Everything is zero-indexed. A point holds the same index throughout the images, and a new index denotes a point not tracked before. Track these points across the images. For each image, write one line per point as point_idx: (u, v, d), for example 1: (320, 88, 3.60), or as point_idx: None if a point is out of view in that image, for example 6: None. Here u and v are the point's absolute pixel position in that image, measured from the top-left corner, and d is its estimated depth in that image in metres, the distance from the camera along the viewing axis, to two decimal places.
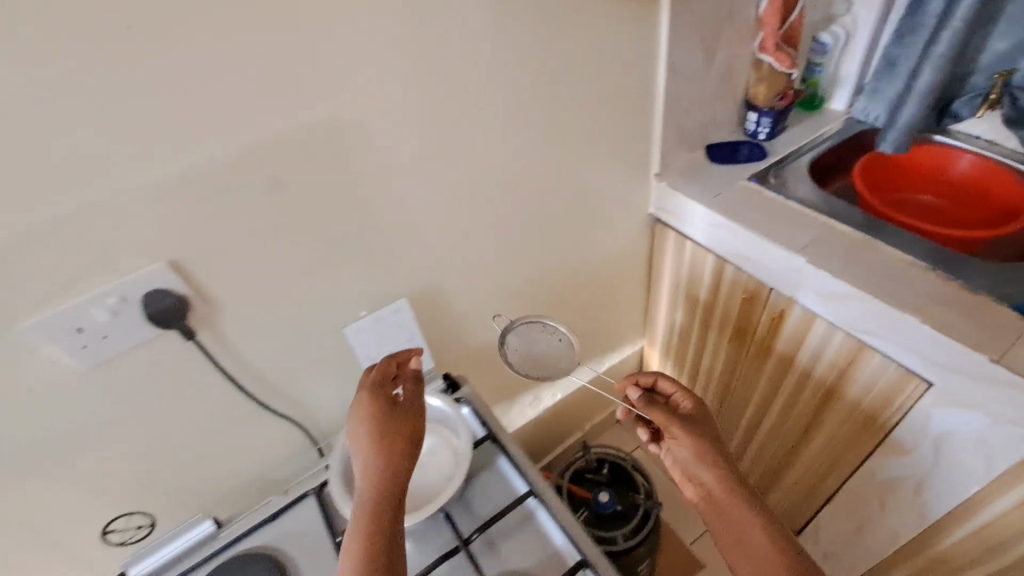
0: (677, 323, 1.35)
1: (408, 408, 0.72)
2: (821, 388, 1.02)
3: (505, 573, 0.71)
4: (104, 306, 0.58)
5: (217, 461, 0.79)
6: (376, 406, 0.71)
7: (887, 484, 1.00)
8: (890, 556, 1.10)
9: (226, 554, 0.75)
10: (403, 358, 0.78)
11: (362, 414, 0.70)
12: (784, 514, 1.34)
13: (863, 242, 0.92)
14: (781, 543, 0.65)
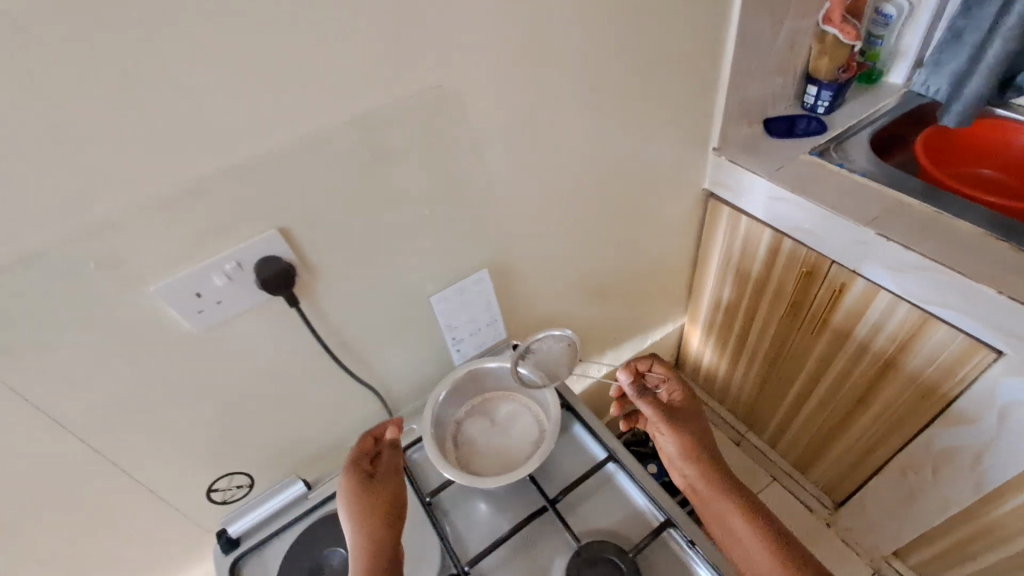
0: (725, 300, 1.35)
1: (384, 488, 0.71)
2: (878, 360, 1.03)
3: (590, 532, 0.73)
4: (222, 273, 0.61)
5: (305, 425, 0.83)
6: (354, 489, 0.70)
7: (943, 453, 1.01)
8: (939, 524, 1.13)
9: (318, 513, 0.78)
10: (379, 430, 0.77)
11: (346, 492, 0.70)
12: (828, 486, 1.37)
13: (932, 214, 0.93)
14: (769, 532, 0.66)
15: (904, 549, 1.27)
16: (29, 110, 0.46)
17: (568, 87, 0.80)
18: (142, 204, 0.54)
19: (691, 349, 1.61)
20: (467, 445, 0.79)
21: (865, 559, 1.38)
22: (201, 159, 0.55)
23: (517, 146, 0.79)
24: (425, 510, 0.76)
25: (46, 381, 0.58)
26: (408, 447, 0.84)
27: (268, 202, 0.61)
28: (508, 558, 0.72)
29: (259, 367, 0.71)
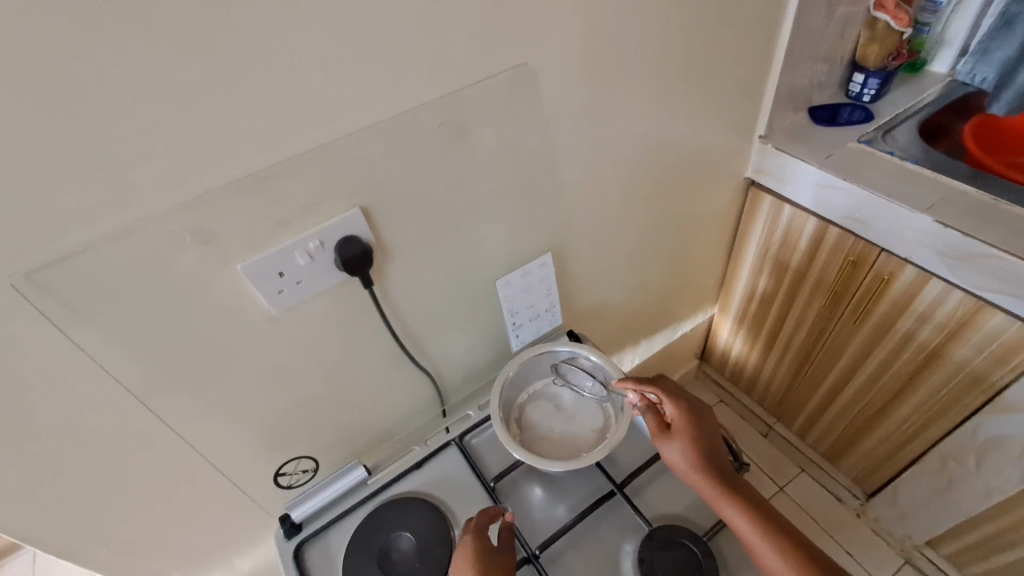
0: (761, 290, 1.34)
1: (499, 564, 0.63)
2: (923, 350, 1.03)
3: (658, 517, 0.72)
4: (305, 251, 0.61)
5: (366, 409, 0.83)
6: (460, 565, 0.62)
7: (988, 442, 1.02)
8: (978, 514, 1.13)
9: (381, 498, 0.77)
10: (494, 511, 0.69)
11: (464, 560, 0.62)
12: (860, 476, 1.38)
13: (987, 201, 0.93)
14: (786, 557, 0.61)
15: (936, 538, 1.27)
16: (139, 78, 0.44)
17: (637, 68, 0.79)
18: (235, 180, 0.53)
19: (718, 340, 1.60)
20: (530, 428, 0.79)
21: (895, 548, 1.39)
22: (294, 135, 0.54)
23: (583, 129, 0.79)
24: (490, 494, 0.74)
25: (132, 360, 0.57)
26: (465, 434, 0.83)
27: (351, 180, 0.60)
28: (578, 545, 0.71)
29: (329, 348, 0.71)
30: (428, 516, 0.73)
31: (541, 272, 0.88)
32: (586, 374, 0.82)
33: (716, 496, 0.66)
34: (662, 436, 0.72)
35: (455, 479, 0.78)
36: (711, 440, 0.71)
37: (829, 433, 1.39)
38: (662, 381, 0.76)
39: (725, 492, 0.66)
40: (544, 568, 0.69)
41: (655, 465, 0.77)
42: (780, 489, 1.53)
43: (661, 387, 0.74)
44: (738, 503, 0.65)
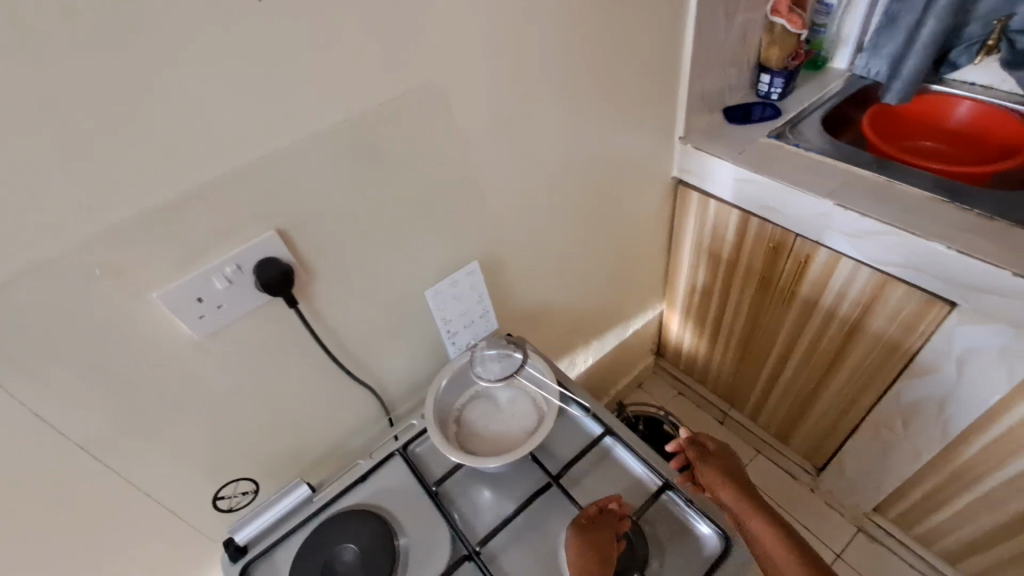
0: (700, 281, 1.40)
1: (598, 542, 0.65)
2: (845, 324, 1.09)
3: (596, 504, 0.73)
4: (222, 276, 0.62)
5: (307, 427, 0.84)
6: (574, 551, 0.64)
7: (912, 405, 1.06)
8: (913, 475, 1.17)
9: (326, 512, 0.77)
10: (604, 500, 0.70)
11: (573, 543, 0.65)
12: (809, 452, 1.43)
13: (883, 183, 1.00)
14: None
15: (881, 504, 1.31)
16: (28, 119, 0.46)
17: (544, 81, 0.84)
18: (145, 211, 0.55)
19: (671, 334, 1.66)
20: (470, 426, 0.79)
21: (849, 517, 1.42)
22: (199, 166, 0.56)
23: (498, 140, 0.83)
24: (432, 499, 0.75)
25: (50, 396, 0.58)
26: (410, 443, 0.84)
27: (263, 205, 0.63)
28: (518, 537, 0.72)
29: (259, 367, 0.72)
30: (372, 526, 0.73)
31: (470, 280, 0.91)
32: (494, 364, 0.77)
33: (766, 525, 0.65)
34: (710, 467, 0.72)
35: (400, 488, 0.79)
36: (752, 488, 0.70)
37: (779, 412, 1.44)
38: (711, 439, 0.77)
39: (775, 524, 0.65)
40: (485, 563, 0.70)
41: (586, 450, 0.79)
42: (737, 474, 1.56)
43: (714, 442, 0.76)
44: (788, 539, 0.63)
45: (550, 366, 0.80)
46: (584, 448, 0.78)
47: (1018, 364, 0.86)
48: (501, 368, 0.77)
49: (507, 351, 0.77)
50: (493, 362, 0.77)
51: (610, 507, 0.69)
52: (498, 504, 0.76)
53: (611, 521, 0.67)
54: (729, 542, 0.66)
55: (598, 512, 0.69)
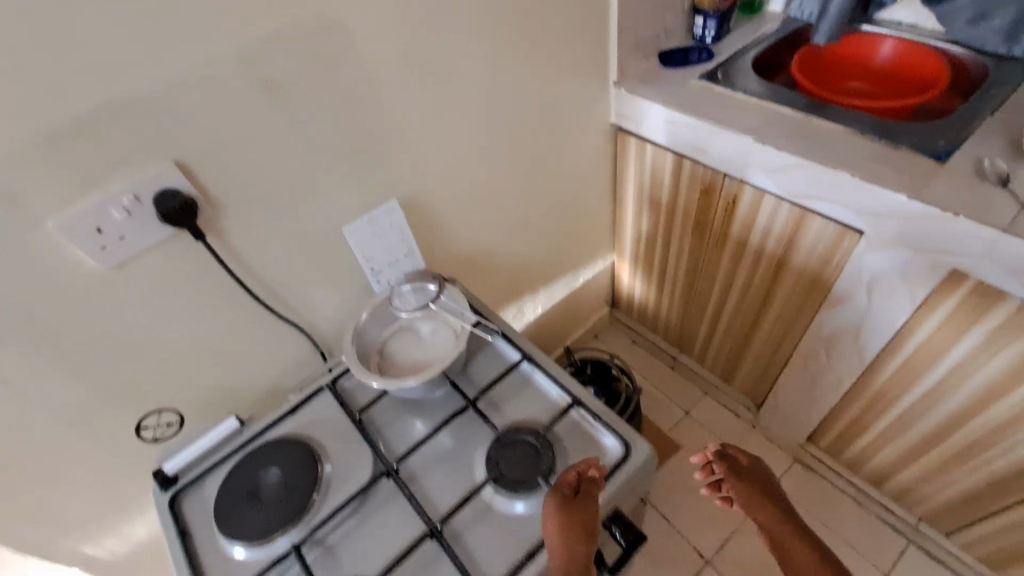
0: (644, 228, 1.43)
1: (582, 513, 0.62)
2: (772, 260, 1.13)
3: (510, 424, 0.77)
4: (120, 207, 0.63)
5: (236, 366, 0.85)
6: (558, 524, 0.61)
7: (833, 335, 1.12)
8: (838, 403, 1.24)
9: (254, 444, 0.80)
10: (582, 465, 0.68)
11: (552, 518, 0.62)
12: (750, 389, 1.49)
13: (802, 118, 1.02)
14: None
15: (814, 433, 1.39)
16: None
17: (459, 16, 0.84)
18: (28, 137, 0.55)
19: (623, 285, 1.69)
20: (394, 361, 0.81)
21: (786, 450, 1.50)
22: (81, 92, 0.56)
23: (414, 76, 0.83)
24: (355, 426, 0.78)
25: None
26: (338, 379, 0.86)
27: (159, 136, 0.63)
28: (435, 456, 0.75)
29: (176, 304, 0.74)
30: (296, 454, 0.76)
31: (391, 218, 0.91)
32: (405, 295, 0.84)
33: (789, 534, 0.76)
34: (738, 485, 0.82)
35: (327, 420, 0.82)
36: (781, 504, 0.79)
37: (722, 353, 1.49)
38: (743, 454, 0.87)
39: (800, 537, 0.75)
40: (403, 480, 0.73)
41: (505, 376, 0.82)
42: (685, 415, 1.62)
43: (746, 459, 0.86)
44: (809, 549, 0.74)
45: (462, 292, 0.83)
46: (500, 372, 0.82)
47: (919, 286, 0.91)
48: (415, 300, 0.84)
49: (418, 282, 0.83)
50: (405, 294, 0.84)
51: (588, 474, 0.67)
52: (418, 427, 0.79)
53: (591, 488, 0.66)
54: (629, 447, 0.71)
55: (575, 481, 0.67)
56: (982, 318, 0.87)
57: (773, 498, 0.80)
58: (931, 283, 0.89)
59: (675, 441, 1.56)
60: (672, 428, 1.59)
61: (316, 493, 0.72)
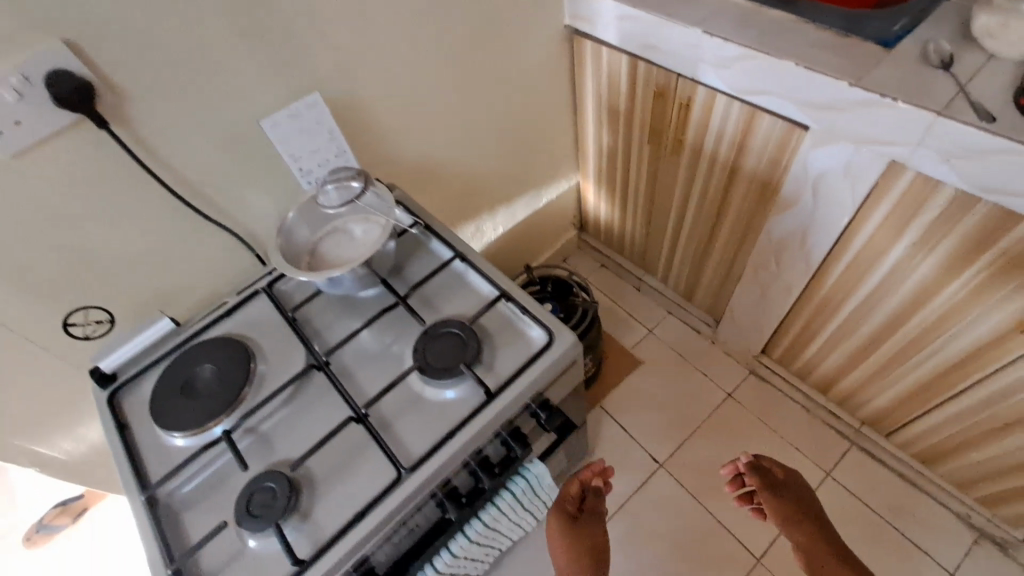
0: (605, 143, 1.40)
1: (579, 537, 0.95)
2: (725, 166, 1.11)
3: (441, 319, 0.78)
4: (8, 87, 0.61)
5: (166, 268, 0.85)
6: (563, 535, 0.95)
7: (782, 241, 1.12)
8: (789, 312, 1.26)
9: (190, 343, 0.80)
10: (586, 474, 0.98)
11: (555, 521, 0.97)
12: (710, 304, 1.52)
13: (754, 9, 0.97)
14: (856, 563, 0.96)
15: (767, 345, 1.42)
16: None
17: None
18: None
19: (589, 206, 1.67)
20: (325, 261, 0.80)
21: (743, 362, 1.54)
22: None
23: None
24: (287, 323, 0.79)
25: None
26: (273, 283, 0.86)
27: (37, 7, 0.59)
28: (364, 349, 0.77)
29: (92, 199, 0.73)
30: (228, 350, 0.77)
31: (315, 113, 0.87)
32: (332, 195, 0.82)
33: (808, 532, 1.01)
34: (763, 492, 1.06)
35: (262, 319, 0.82)
36: (807, 501, 1.05)
37: (683, 270, 1.50)
38: (774, 461, 1.11)
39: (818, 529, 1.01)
40: (333, 372, 0.75)
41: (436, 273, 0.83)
42: (646, 333, 1.64)
43: (777, 468, 1.10)
44: (821, 539, 1.00)
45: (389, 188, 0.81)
46: (433, 271, 0.82)
47: (860, 182, 0.90)
48: (340, 197, 0.82)
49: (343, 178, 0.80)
50: (331, 193, 0.82)
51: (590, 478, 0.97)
52: (346, 324, 0.79)
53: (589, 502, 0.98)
54: (552, 336, 0.73)
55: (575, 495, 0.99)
56: (919, 212, 0.87)
57: (807, 513, 1.04)
58: (872, 178, 0.89)
59: (636, 358, 1.60)
60: (634, 345, 1.62)
61: (247, 386, 0.73)
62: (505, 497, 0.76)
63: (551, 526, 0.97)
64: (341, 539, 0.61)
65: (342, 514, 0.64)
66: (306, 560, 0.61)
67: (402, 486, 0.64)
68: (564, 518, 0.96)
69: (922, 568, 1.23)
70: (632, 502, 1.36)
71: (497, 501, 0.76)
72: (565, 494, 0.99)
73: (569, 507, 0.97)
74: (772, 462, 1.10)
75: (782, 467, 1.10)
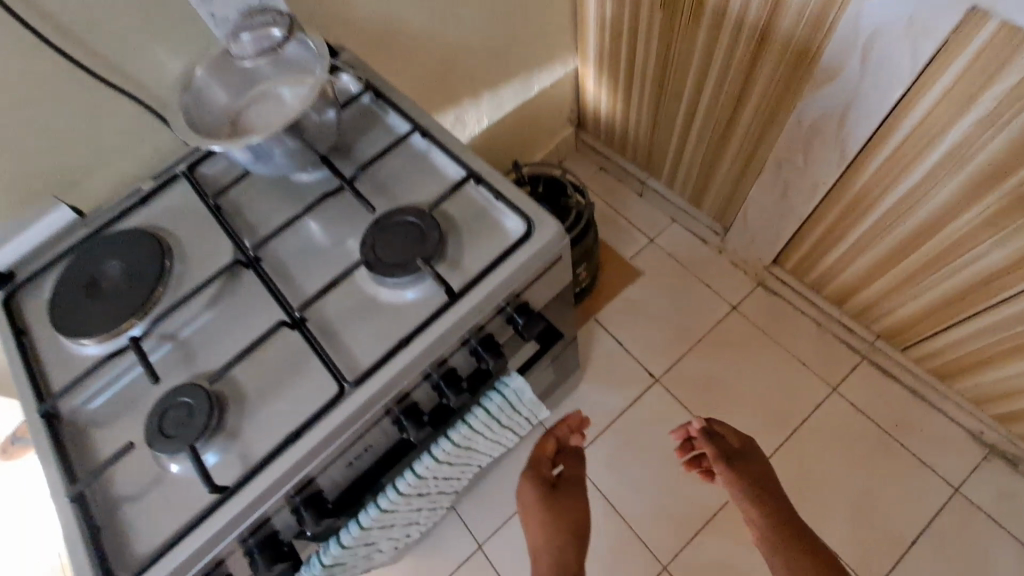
0: (609, 12, 1.17)
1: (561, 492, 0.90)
2: (755, 31, 0.92)
3: (396, 206, 0.63)
4: None
5: (59, 144, 0.69)
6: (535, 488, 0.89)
7: (814, 127, 0.95)
8: (812, 215, 1.11)
9: (96, 236, 0.67)
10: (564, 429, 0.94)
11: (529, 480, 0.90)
12: (720, 211, 1.37)
13: None
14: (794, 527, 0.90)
15: (781, 254, 1.29)
16: None
17: None
18: None
19: (588, 96, 1.46)
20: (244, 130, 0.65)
21: (751, 274, 1.41)
22: None
23: None
24: (210, 212, 0.64)
25: None
26: (195, 167, 0.70)
27: None
28: (304, 243, 0.63)
29: None
30: (140, 245, 0.63)
31: None
32: (249, 45, 0.65)
33: (755, 494, 0.93)
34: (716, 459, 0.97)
35: (184, 209, 0.68)
36: (752, 462, 0.97)
37: (692, 170, 1.33)
38: (726, 427, 1.01)
39: (762, 487, 0.94)
40: (265, 269, 0.61)
41: (392, 150, 0.67)
42: (648, 243, 1.50)
43: (732, 433, 1.01)
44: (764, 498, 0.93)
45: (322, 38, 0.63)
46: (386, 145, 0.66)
47: (925, 40, 0.73)
48: (259, 47, 0.65)
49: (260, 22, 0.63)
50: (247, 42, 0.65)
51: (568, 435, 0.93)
52: (282, 211, 0.65)
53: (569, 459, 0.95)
54: (530, 224, 0.59)
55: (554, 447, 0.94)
56: (999, 76, 0.70)
57: (755, 475, 0.95)
58: (940, 34, 0.71)
59: (635, 269, 1.47)
60: (633, 256, 1.48)
61: (160, 286, 0.61)
62: (478, 414, 0.66)
63: (526, 498, 0.90)
64: (271, 463, 0.52)
65: (275, 436, 0.54)
66: (229, 487, 0.51)
67: (343, 404, 0.53)
68: (541, 484, 0.89)
69: (926, 482, 1.17)
70: (625, 416, 1.30)
71: (468, 420, 0.66)
72: (540, 457, 0.92)
73: (544, 472, 0.90)
74: (727, 429, 1.01)
75: (736, 433, 1.01)
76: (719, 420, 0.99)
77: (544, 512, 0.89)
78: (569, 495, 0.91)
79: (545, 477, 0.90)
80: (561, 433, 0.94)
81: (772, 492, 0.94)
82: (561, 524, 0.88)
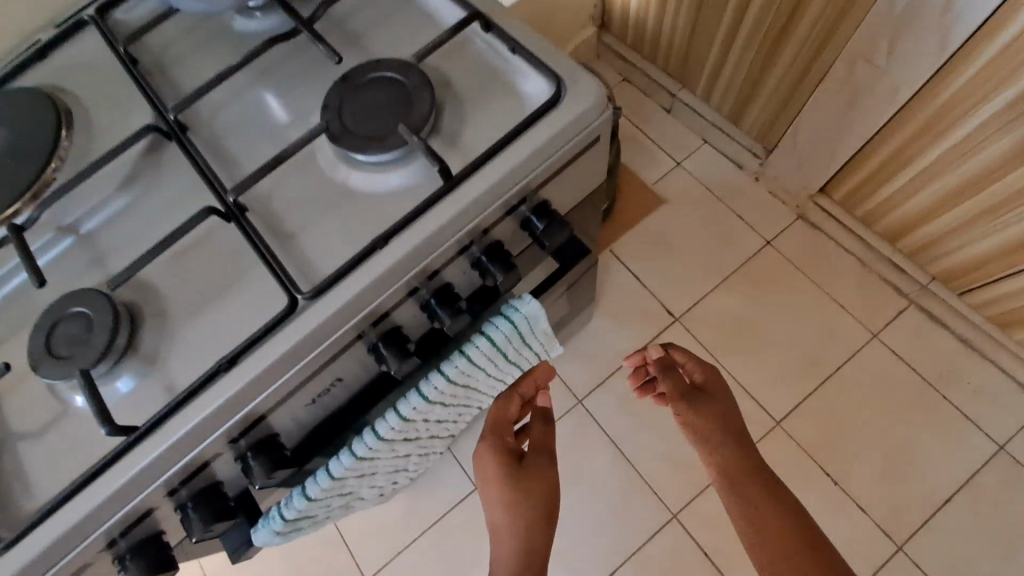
0: None
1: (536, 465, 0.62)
2: None
3: (370, 57, 0.48)
4: None
5: None
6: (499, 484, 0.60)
7: (911, 8, 0.78)
8: (881, 130, 0.95)
9: None
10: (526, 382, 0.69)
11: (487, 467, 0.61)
12: (761, 133, 1.19)
13: None
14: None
15: (830, 182, 1.13)
16: None
17: None
18: None
19: None
20: None
21: (791, 206, 1.24)
22: None
23: None
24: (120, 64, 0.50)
25: None
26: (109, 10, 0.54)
27: None
28: (249, 111, 0.48)
29: None
30: (31, 106, 0.50)
31: None
32: None
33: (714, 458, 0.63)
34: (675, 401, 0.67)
35: (96, 65, 0.53)
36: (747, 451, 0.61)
37: (733, 82, 1.14)
38: (683, 351, 0.71)
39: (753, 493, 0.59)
40: (186, 138, 0.47)
41: None
42: (674, 167, 1.31)
43: (697, 366, 0.70)
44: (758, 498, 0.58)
45: None
46: None
47: None
48: None
49: None
50: None
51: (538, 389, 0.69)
52: (202, 65, 0.50)
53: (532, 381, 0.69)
54: (557, 86, 0.43)
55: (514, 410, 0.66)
56: None
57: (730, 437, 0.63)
58: None
59: (658, 197, 1.29)
60: (656, 181, 1.30)
61: (53, 164, 0.48)
62: (480, 346, 0.49)
63: (484, 473, 0.61)
64: (197, 397, 0.39)
65: (201, 363, 0.40)
66: (138, 427, 0.38)
67: (295, 323, 0.39)
68: (503, 457, 0.60)
69: (967, 438, 1.07)
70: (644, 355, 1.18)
71: (467, 350, 0.49)
72: (499, 422, 0.65)
73: (509, 440, 0.63)
74: (687, 358, 0.70)
75: (690, 359, 0.70)
76: (672, 346, 0.70)
77: (509, 493, 0.59)
78: (543, 464, 0.62)
79: (510, 448, 0.62)
80: (525, 391, 0.69)
81: (747, 443, 0.63)
82: (536, 503, 0.59)
